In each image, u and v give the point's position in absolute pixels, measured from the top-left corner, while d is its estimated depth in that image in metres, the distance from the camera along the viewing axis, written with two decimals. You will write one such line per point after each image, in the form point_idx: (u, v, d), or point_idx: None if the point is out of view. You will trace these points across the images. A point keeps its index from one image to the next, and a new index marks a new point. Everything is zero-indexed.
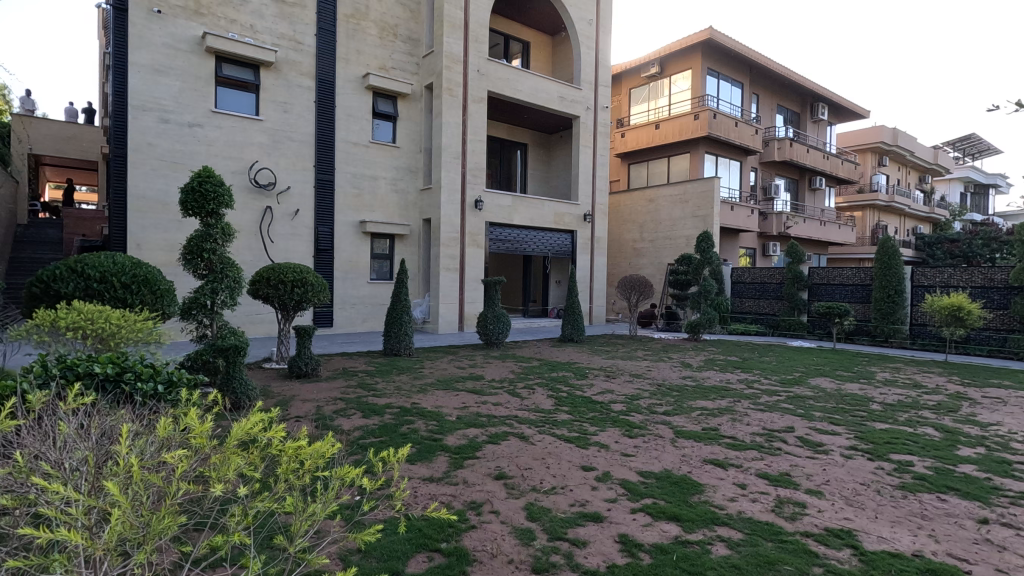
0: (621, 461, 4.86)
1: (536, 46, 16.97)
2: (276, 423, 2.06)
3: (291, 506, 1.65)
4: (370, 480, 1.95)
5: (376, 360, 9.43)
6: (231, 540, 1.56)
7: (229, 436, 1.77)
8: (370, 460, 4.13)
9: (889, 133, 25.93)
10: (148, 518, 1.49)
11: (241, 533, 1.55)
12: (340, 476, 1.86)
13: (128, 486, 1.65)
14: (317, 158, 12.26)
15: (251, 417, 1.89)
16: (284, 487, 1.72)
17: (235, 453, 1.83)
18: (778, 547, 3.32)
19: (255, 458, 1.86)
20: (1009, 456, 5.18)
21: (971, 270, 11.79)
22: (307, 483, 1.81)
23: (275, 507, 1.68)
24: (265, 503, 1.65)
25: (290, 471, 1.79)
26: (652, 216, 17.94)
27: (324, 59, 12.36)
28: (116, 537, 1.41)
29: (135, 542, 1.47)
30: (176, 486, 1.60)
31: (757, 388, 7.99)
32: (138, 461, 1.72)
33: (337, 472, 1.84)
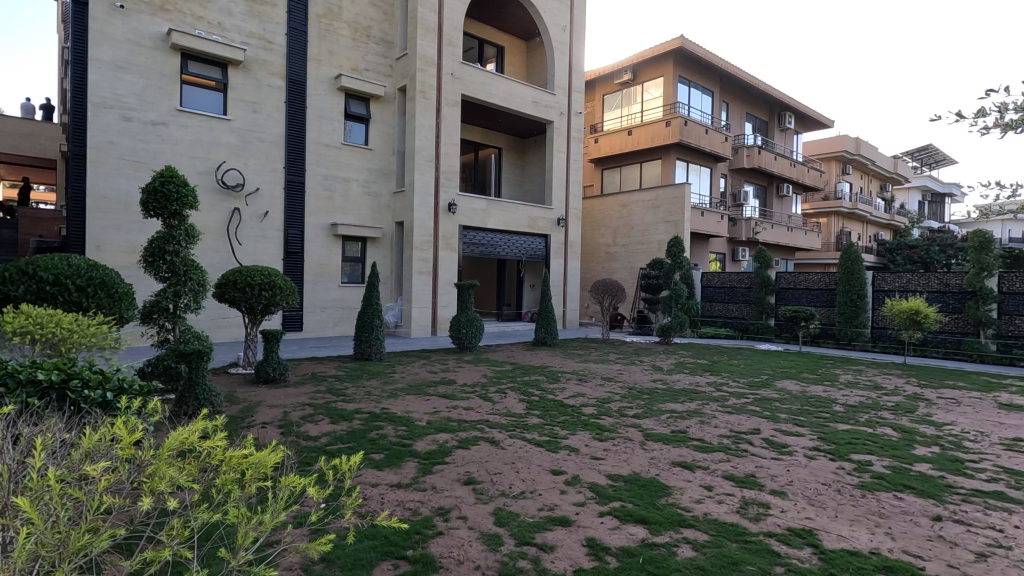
0: (590, 465, 4.88)
1: (511, 51, 17.03)
2: (220, 431, 1.98)
3: (234, 515, 1.59)
4: (318, 488, 1.88)
5: (346, 365, 9.27)
6: (165, 555, 1.49)
7: (163, 445, 1.69)
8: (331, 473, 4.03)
9: (852, 142, 26.75)
10: (66, 534, 1.42)
11: (175, 546, 1.49)
12: (289, 484, 1.80)
13: (48, 502, 1.57)
14: (287, 159, 12.05)
15: (190, 425, 1.81)
16: (224, 498, 1.65)
17: (170, 464, 1.76)
18: (742, 548, 3.37)
19: (195, 469, 1.78)
20: (964, 455, 5.36)
21: (928, 275, 12.24)
22: (251, 494, 1.74)
23: (216, 518, 1.62)
24: (204, 516, 1.59)
25: (233, 480, 1.72)
26: (624, 221, 18.14)
27: (295, 58, 12.18)
28: (27, 557, 1.33)
29: (50, 561, 1.39)
30: (99, 500, 1.52)
31: (725, 391, 8.14)
32: (63, 475, 1.64)
33: (285, 480, 1.78)
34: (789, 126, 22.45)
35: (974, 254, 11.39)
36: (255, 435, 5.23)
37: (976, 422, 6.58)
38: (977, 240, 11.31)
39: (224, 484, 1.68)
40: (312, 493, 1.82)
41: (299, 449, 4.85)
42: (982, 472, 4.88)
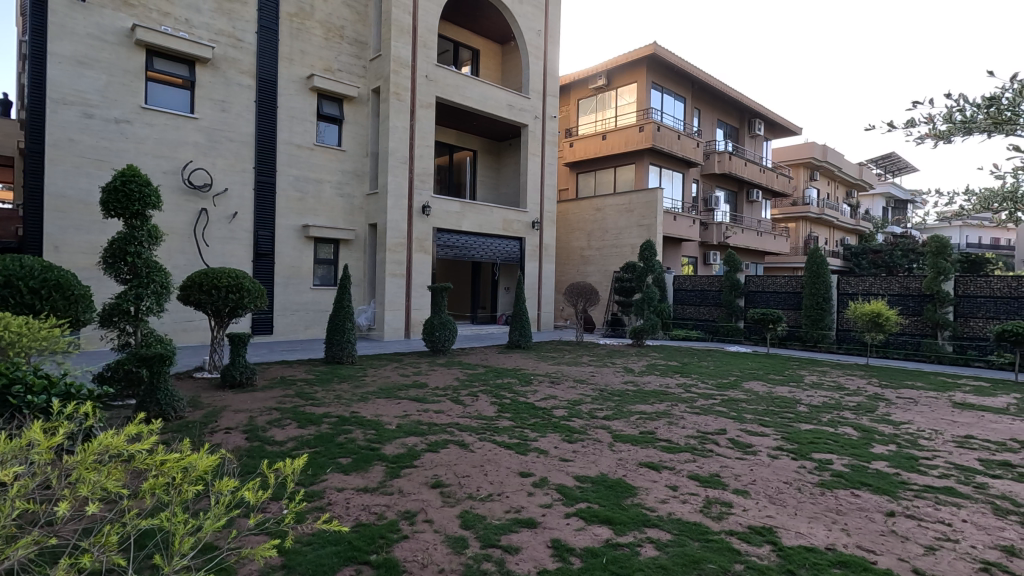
0: (559, 466, 4.91)
1: (486, 54, 17.06)
2: (153, 433, 1.92)
3: (164, 522, 1.53)
4: (257, 493, 1.82)
5: (316, 368, 9.14)
6: (85, 564, 1.43)
7: (84, 450, 1.61)
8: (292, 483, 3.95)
9: (819, 149, 27.48)
10: None
11: (98, 554, 1.43)
12: (224, 490, 1.72)
13: None
14: (257, 159, 11.85)
15: (120, 427, 1.73)
16: (154, 504, 1.59)
17: (92, 469, 1.67)
18: (703, 547, 3.43)
19: (120, 475, 1.70)
20: (918, 452, 5.56)
21: (890, 278, 12.64)
22: (182, 502, 1.67)
23: (143, 525, 1.56)
24: (131, 524, 1.53)
25: (161, 486, 1.65)
26: (599, 224, 18.31)
27: (265, 57, 11.99)
28: None
29: None
30: (8, 507, 1.46)
31: (694, 392, 8.27)
32: None
33: (220, 486, 1.70)
34: (758, 132, 22.99)
35: (932, 259, 11.83)
36: (218, 441, 5.12)
37: (931, 421, 6.82)
38: (935, 245, 11.73)
39: (151, 489, 1.61)
40: (251, 501, 1.75)
41: (264, 453, 4.78)
42: (935, 468, 5.06)
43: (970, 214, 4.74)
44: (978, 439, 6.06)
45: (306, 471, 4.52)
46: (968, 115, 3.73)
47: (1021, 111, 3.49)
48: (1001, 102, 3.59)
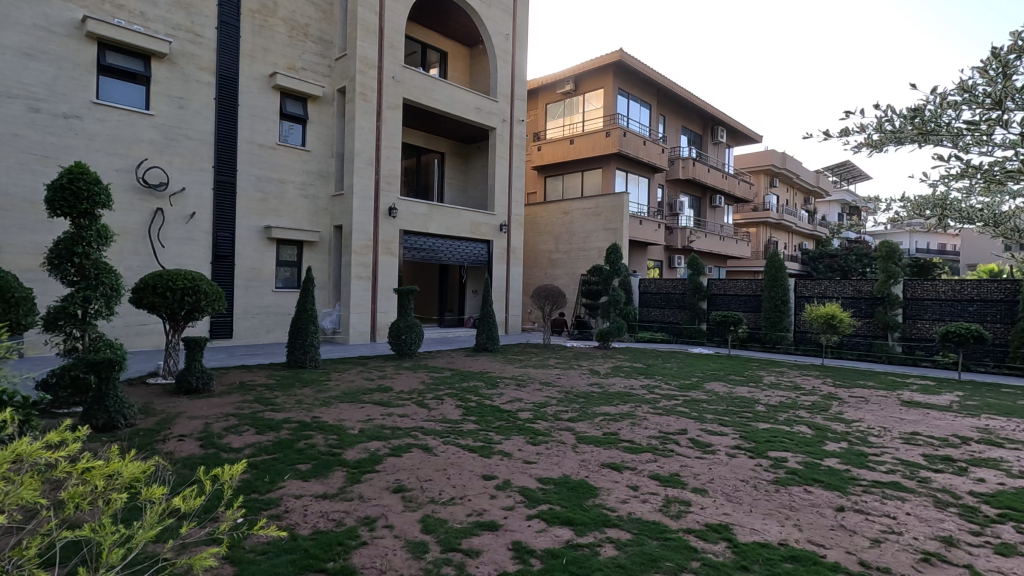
0: (522, 469, 4.91)
1: (454, 56, 17.03)
2: (77, 439, 1.85)
3: (87, 534, 1.44)
4: (192, 500, 1.74)
5: (278, 373, 8.93)
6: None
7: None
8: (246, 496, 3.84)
9: (778, 157, 28.36)
10: None
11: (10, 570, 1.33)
12: (155, 499, 1.63)
13: None
14: (217, 158, 11.53)
15: (34, 435, 1.63)
16: (77, 516, 1.49)
17: (6, 481, 1.56)
18: (662, 545, 3.49)
19: (39, 486, 1.59)
20: (867, 449, 5.78)
21: (844, 282, 13.17)
22: (111, 513, 1.59)
23: (67, 537, 1.47)
24: (55, 534, 1.44)
25: (85, 496, 1.55)
26: (566, 228, 18.46)
27: (226, 54, 11.69)
28: None
29: None
30: None
31: (658, 393, 8.43)
32: None
33: (149, 494, 1.62)
34: (721, 140, 23.60)
35: (883, 263, 12.38)
36: (170, 449, 4.94)
37: (881, 419, 7.09)
38: (885, 250, 12.30)
39: (71, 500, 1.51)
40: (184, 509, 1.66)
41: (218, 460, 4.66)
42: (882, 464, 5.28)
43: (905, 221, 4.93)
44: (923, 436, 6.33)
45: (263, 478, 4.41)
46: (900, 128, 3.96)
47: (943, 122, 3.79)
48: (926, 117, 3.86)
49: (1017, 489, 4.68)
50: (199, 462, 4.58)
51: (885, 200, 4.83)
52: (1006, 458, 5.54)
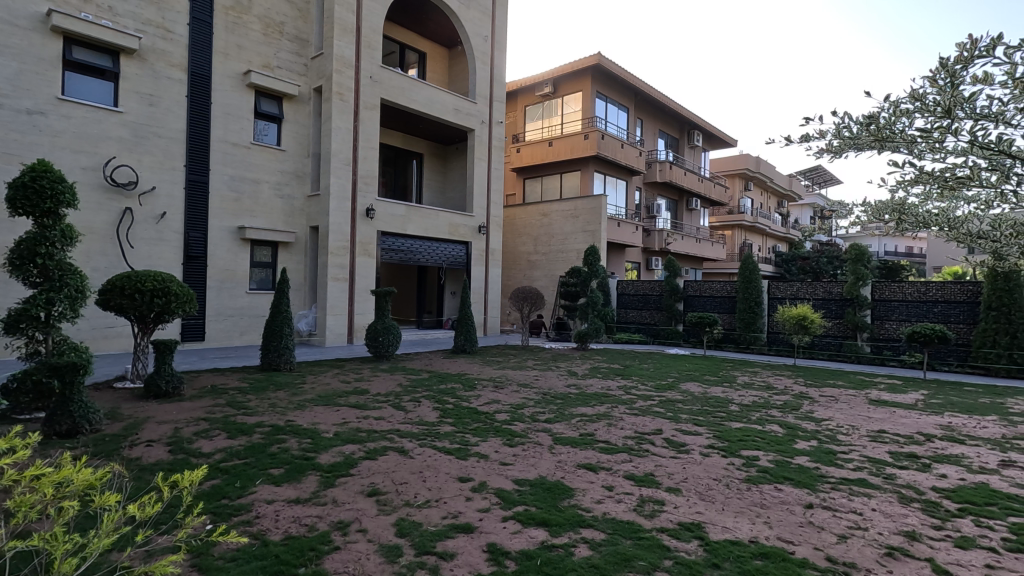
0: (498, 470, 4.92)
1: (432, 57, 16.96)
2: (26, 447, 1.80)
3: (37, 542, 1.41)
4: (149, 506, 1.70)
5: (251, 376, 8.77)
6: None
7: None
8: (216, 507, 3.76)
9: (753, 161, 28.88)
10: None
11: None
12: (109, 506, 1.60)
13: None
14: (189, 157, 11.30)
15: None
16: (27, 524, 1.46)
17: None
18: (635, 544, 3.52)
19: None
20: (836, 447, 5.92)
21: (815, 284, 13.49)
22: (62, 521, 1.55)
23: (14, 545, 1.44)
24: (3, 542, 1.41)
25: (36, 503, 1.52)
26: (545, 230, 18.53)
27: (198, 51, 11.46)
28: None
29: None
30: None
31: (634, 394, 8.52)
32: None
33: (104, 501, 1.58)
34: (697, 143, 23.96)
35: (853, 266, 12.70)
36: (137, 455, 4.81)
37: (850, 417, 7.26)
38: (855, 253, 12.65)
39: (19, 506, 1.47)
40: (140, 516, 1.63)
41: (188, 466, 4.56)
42: (850, 462, 5.41)
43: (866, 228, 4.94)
44: (889, 433, 6.52)
45: (233, 484, 4.32)
46: (850, 130, 2.74)
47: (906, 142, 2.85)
48: (883, 116, 2.60)
49: (977, 484, 4.84)
50: (167, 468, 4.48)
51: (849, 204, 4.82)
52: (966, 454, 5.73)
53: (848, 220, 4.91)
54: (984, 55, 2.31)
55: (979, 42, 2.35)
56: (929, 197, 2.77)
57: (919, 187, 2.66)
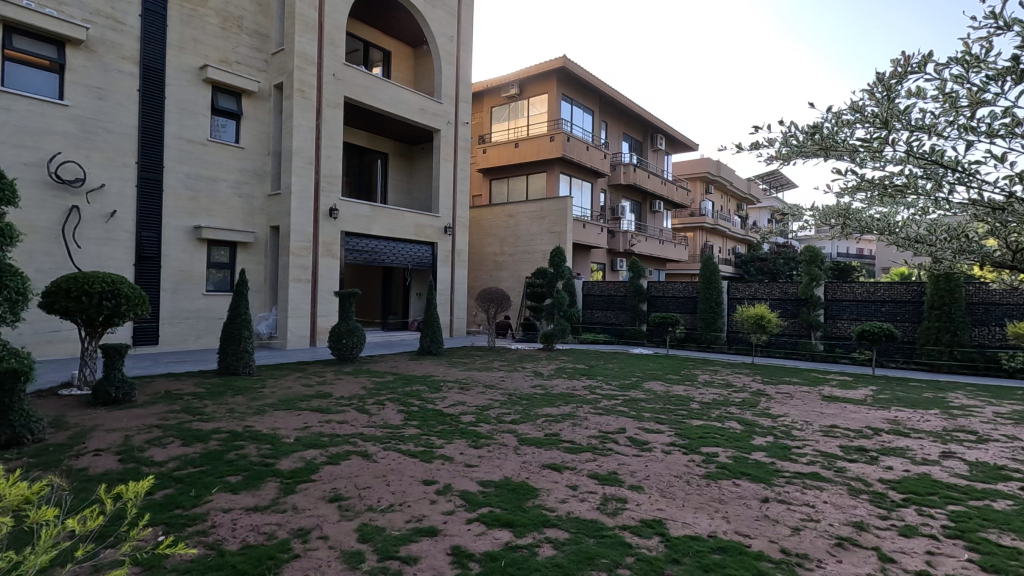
0: (463, 472, 4.90)
1: (398, 56, 16.78)
2: None
3: None
4: (90, 519, 1.62)
5: (208, 380, 8.49)
6: None
7: None
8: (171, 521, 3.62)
9: (714, 165, 29.66)
10: None
11: None
12: (47, 518, 1.53)
13: None
14: (142, 154, 10.86)
15: None
16: None
17: None
18: (598, 542, 3.57)
19: None
20: (791, 442, 6.13)
21: (772, 285, 13.96)
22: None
23: None
24: None
25: None
26: (511, 231, 18.59)
27: (151, 43, 11.03)
28: None
29: None
30: None
31: (599, 393, 8.64)
32: None
33: (41, 514, 1.50)
34: (660, 147, 24.44)
35: (808, 267, 13.19)
36: (84, 465, 4.60)
37: (804, 413, 7.53)
38: (809, 254, 13.14)
39: None
40: (81, 528, 1.56)
41: (139, 475, 4.38)
42: (804, 456, 5.62)
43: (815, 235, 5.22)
44: (840, 428, 6.80)
45: (188, 493, 4.18)
46: (794, 139, 2.80)
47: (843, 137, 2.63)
48: (826, 126, 2.66)
49: (920, 474, 5.10)
50: (116, 479, 4.29)
51: (802, 212, 5.01)
52: (911, 446, 6.02)
53: (803, 224, 5.09)
54: (918, 70, 2.39)
55: (912, 58, 2.43)
56: (872, 203, 2.89)
57: (862, 195, 2.77)
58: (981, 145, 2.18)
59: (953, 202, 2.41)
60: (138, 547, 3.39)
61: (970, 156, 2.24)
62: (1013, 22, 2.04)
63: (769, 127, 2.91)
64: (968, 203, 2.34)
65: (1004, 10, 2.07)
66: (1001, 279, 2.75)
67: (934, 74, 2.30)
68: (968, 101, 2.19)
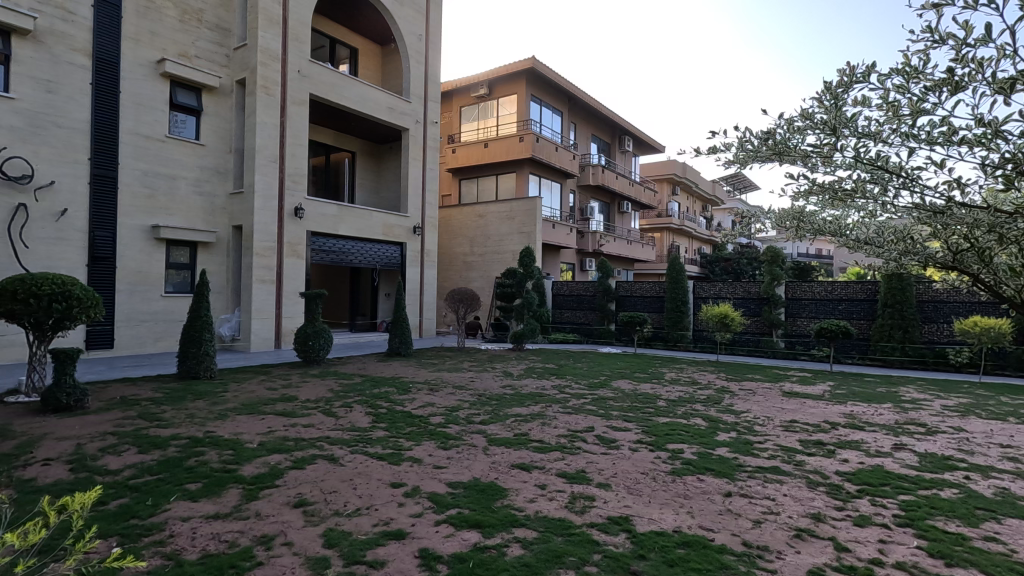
0: (432, 474, 4.87)
1: (365, 53, 16.57)
2: None
3: None
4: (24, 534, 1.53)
5: (167, 385, 8.21)
6: None
7: None
8: (124, 534, 3.47)
9: (679, 167, 30.24)
10: None
11: None
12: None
13: None
14: (95, 150, 10.44)
15: None
16: None
17: None
18: (566, 541, 3.60)
19: None
20: (753, 437, 6.30)
21: (736, 284, 14.31)
22: None
23: None
24: None
25: None
26: (481, 231, 18.56)
27: (104, 35, 10.60)
28: None
29: None
30: None
31: (568, 392, 8.71)
32: None
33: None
34: (627, 148, 24.79)
35: (770, 267, 13.57)
36: (31, 476, 4.39)
37: (765, 409, 7.76)
38: (771, 254, 13.50)
39: None
40: (16, 544, 1.46)
41: (92, 485, 4.21)
42: (765, 450, 5.78)
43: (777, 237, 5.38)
44: (800, 423, 7.02)
45: (144, 502, 4.03)
46: (749, 144, 2.88)
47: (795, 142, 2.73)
48: (779, 132, 2.75)
49: (873, 466, 5.32)
50: (66, 489, 4.11)
51: (763, 216, 5.19)
52: (865, 439, 6.27)
53: (765, 228, 5.27)
54: (863, 80, 2.48)
55: (857, 68, 2.52)
56: (825, 206, 3.02)
57: (815, 198, 2.87)
58: (923, 151, 2.28)
59: (898, 206, 2.51)
60: (88, 560, 3.26)
61: (912, 162, 2.34)
62: (948, 35, 2.14)
63: (726, 133, 2.98)
64: (912, 207, 2.44)
65: (940, 24, 2.17)
66: (945, 279, 2.88)
67: (877, 84, 2.40)
68: (909, 110, 2.29)
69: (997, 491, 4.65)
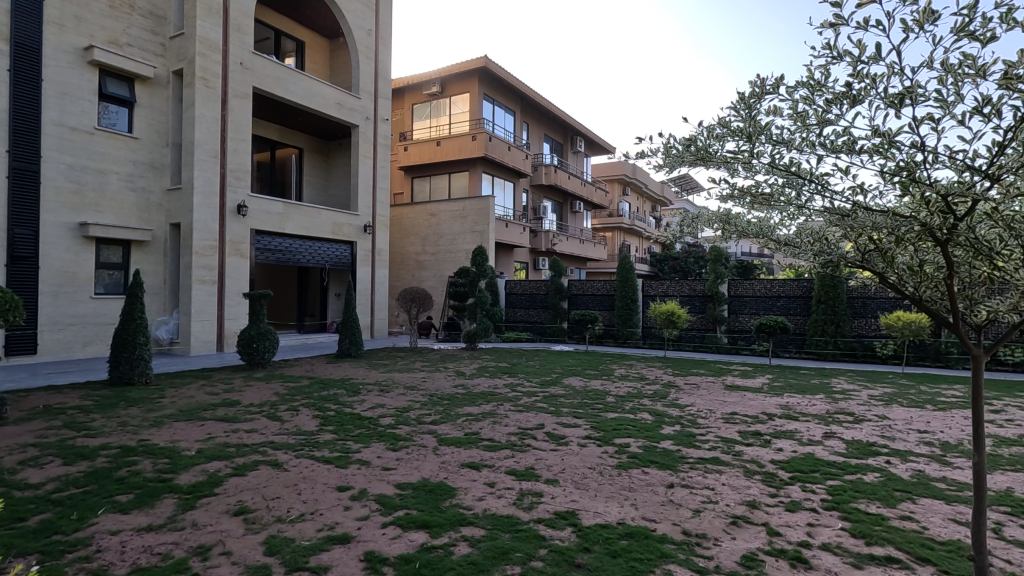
0: (380, 476, 4.82)
1: (312, 47, 16.13)
2: None
3: None
4: None
5: (97, 392, 7.75)
6: None
7: None
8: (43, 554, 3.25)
9: (629, 168, 30.89)
10: None
11: None
12: None
13: None
14: (13, 141, 9.72)
15: None
16: None
17: None
18: (513, 537, 3.63)
19: None
20: (695, 430, 6.54)
21: (682, 283, 14.79)
22: None
23: None
24: None
25: None
26: (433, 230, 18.41)
27: (23, 19, 9.89)
28: None
29: None
30: None
31: (519, 391, 8.78)
32: None
33: None
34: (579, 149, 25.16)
35: (713, 266, 13.79)
36: None
37: (708, 402, 8.08)
38: (714, 254, 13.64)
39: None
40: None
41: (9, 501, 3.94)
42: (706, 442, 6.02)
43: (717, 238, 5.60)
44: (740, 415, 7.34)
45: (68, 516, 3.81)
46: (674, 149, 2.97)
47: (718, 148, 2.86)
48: (700, 138, 2.86)
49: (805, 454, 5.62)
50: None
51: (702, 216, 5.39)
52: (799, 429, 6.62)
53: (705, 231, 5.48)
54: (773, 91, 2.61)
55: (767, 80, 2.65)
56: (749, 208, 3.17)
57: (738, 201, 3.02)
58: (830, 158, 2.44)
59: (812, 209, 2.68)
60: None
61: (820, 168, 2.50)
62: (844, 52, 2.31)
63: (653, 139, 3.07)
64: (825, 210, 2.62)
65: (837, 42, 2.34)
66: (858, 274, 3.15)
67: (785, 96, 2.54)
68: (816, 120, 2.43)
69: (914, 473, 5.02)
